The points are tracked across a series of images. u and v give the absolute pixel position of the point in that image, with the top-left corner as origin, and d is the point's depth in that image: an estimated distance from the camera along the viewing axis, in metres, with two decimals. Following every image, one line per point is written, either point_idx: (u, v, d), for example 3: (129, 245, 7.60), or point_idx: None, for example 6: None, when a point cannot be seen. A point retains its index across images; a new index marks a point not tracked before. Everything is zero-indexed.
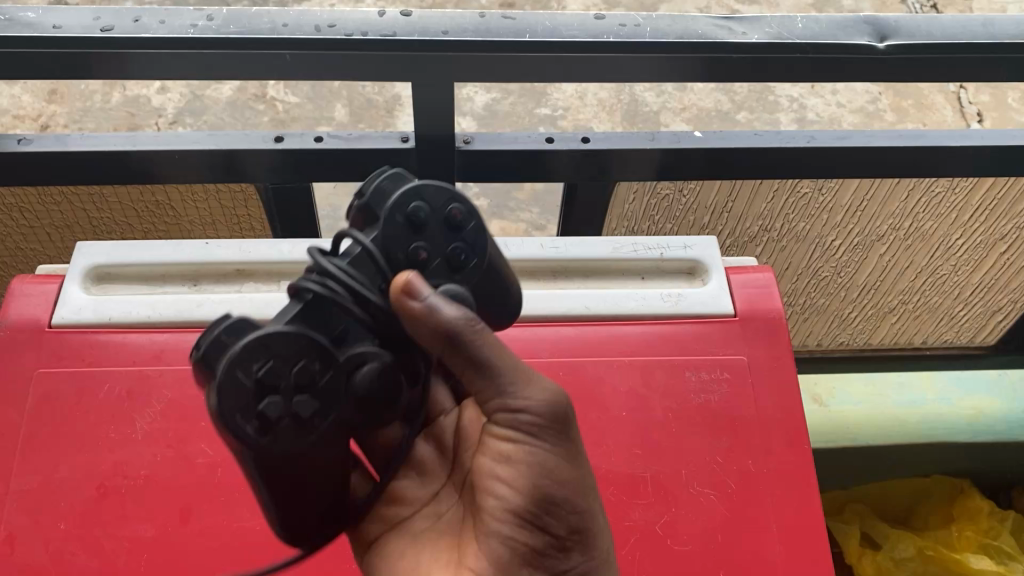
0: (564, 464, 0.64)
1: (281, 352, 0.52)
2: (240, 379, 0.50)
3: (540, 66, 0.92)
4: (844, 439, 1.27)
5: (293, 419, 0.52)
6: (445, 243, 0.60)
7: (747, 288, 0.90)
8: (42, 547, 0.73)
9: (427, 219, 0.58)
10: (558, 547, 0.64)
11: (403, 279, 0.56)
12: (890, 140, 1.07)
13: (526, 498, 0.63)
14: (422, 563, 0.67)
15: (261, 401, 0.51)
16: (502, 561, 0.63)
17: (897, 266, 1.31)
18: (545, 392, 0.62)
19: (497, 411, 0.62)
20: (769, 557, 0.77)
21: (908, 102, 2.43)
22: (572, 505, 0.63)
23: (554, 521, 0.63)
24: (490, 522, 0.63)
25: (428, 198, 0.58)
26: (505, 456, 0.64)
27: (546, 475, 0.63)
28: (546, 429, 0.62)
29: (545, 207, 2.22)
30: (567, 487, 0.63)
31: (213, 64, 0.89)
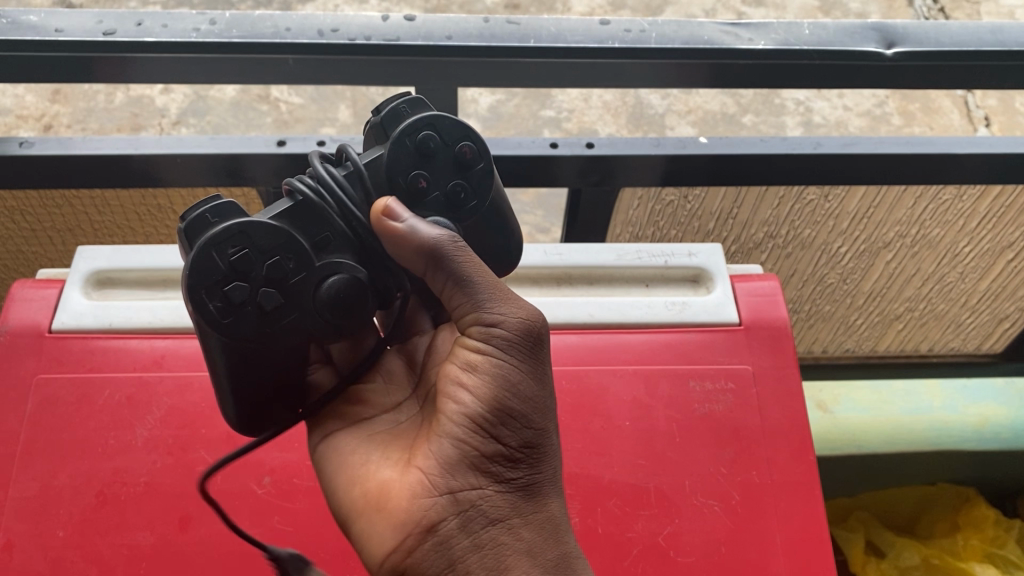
0: (529, 381, 0.61)
1: (257, 243, 0.56)
2: (212, 257, 0.55)
3: (545, 71, 0.91)
4: (850, 447, 1.24)
5: (256, 309, 0.56)
6: (447, 178, 0.62)
7: (752, 296, 0.90)
8: (41, 554, 0.73)
9: (436, 150, 0.61)
10: (509, 459, 0.60)
11: (382, 205, 0.58)
12: (898, 147, 1.06)
13: (484, 403, 0.59)
14: (372, 462, 0.63)
15: (226, 285, 0.55)
16: (449, 463, 0.59)
17: (903, 274, 1.30)
18: (522, 308, 0.61)
19: (469, 323, 0.61)
20: (775, 569, 0.76)
21: (916, 106, 2.42)
22: (528, 421, 0.60)
23: (508, 430, 0.60)
24: (444, 423, 0.60)
25: (441, 131, 0.61)
26: (469, 364, 0.61)
27: (509, 383, 0.60)
28: (517, 345, 0.60)
29: (549, 210, 2.21)
30: (528, 404, 0.60)
31: (216, 67, 0.88)
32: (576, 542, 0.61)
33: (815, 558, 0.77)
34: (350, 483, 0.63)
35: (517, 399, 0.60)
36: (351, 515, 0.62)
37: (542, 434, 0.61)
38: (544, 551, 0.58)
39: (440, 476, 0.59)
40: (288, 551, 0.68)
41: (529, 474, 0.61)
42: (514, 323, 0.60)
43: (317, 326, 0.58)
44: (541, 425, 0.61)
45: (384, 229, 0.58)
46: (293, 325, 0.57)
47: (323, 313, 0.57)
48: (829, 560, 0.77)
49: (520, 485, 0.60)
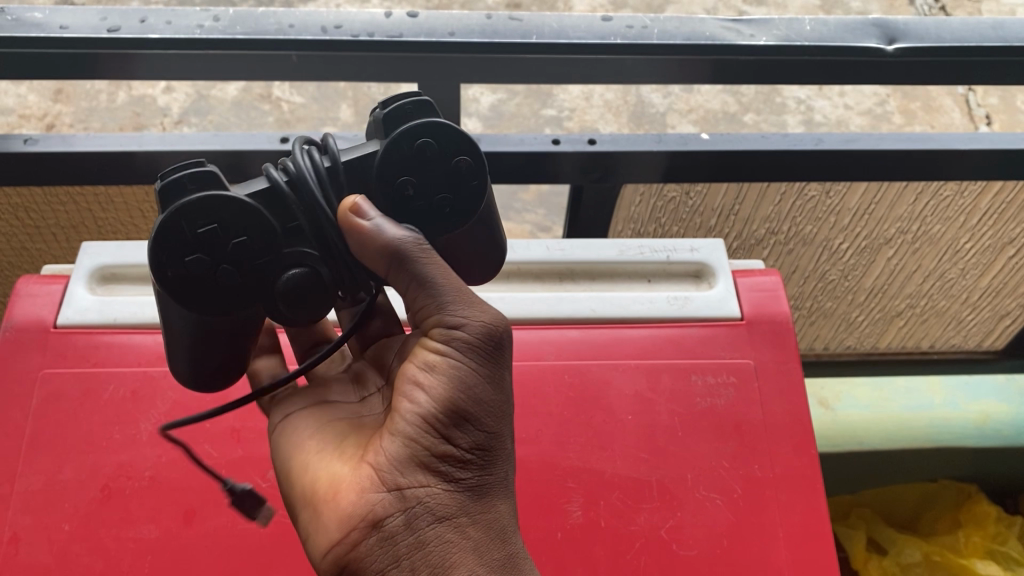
0: (486, 385, 0.60)
1: (227, 221, 0.54)
2: (180, 226, 0.53)
3: (548, 68, 0.92)
4: (852, 444, 1.25)
5: (214, 284, 0.55)
6: (436, 186, 0.59)
7: (753, 291, 0.90)
8: (47, 548, 0.73)
9: (432, 159, 0.58)
10: (461, 460, 0.58)
11: (350, 201, 0.56)
12: (899, 144, 1.06)
13: (438, 403, 0.58)
14: (326, 454, 0.62)
15: (190, 257, 0.54)
16: (399, 459, 0.57)
17: (905, 270, 1.30)
18: (485, 314, 0.60)
19: (432, 326, 0.60)
20: (776, 561, 0.76)
21: (917, 105, 2.43)
22: (481, 424, 0.59)
23: (460, 432, 0.58)
24: (395, 420, 0.59)
25: (439, 142, 0.57)
26: (424, 364, 0.60)
27: (460, 384, 0.59)
28: (474, 349, 0.59)
29: (551, 208, 2.22)
30: (482, 408, 0.59)
31: (219, 64, 0.89)
32: (524, 544, 0.59)
33: (816, 551, 0.77)
34: (302, 474, 0.62)
35: (471, 402, 0.59)
36: (300, 506, 0.61)
37: (494, 438, 0.60)
38: (490, 554, 0.57)
39: (388, 472, 0.57)
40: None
41: (480, 473, 0.59)
42: (472, 329, 0.59)
43: (272, 309, 0.57)
44: (494, 429, 0.60)
45: (347, 228, 0.55)
46: (247, 304, 0.57)
47: (280, 301, 0.56)
48: (830, 553, 0.77)
49: (469, 486, 0.58)
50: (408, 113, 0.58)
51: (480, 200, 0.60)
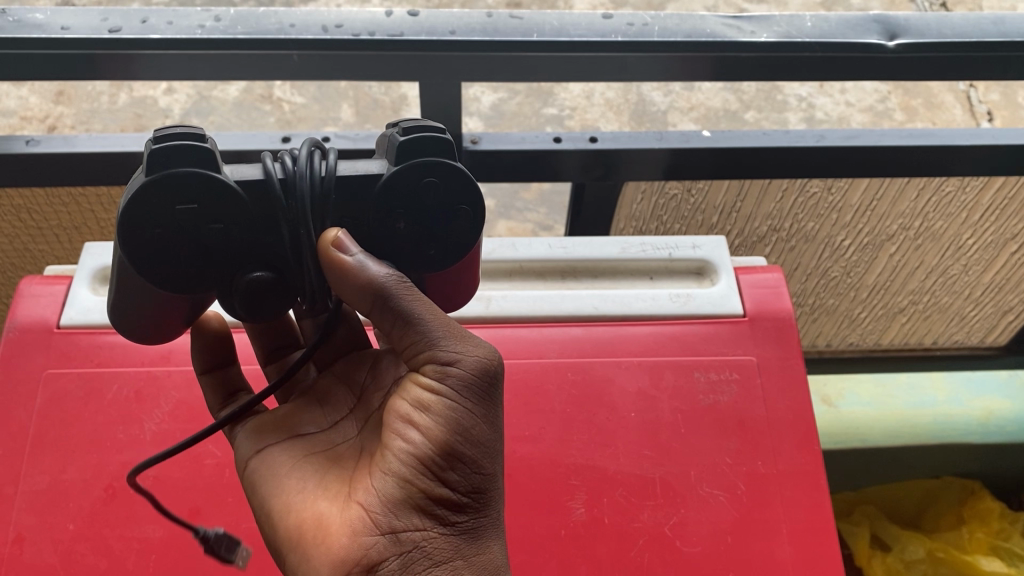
0: (482, 428, 0.60)
1: (207, 204, 0.53)
2: (159, 196, 0.52)
3: (549, 66, 0.92)
4: (853, 440, 1.29)
5: (177, 257, 0.55)
6: (428, 228, 0.58)
7: (756, 288, 0.90)
8: (51, 548, 0.73)
9: (432, 197, 0.56)
10: (456, 503, 0.60)
11: (333, 235, 0.55)
12: (900, 140, 1.06)
13: (433, 446, 0.59)
14: (306, 488, 0.64)
15: (160, 229, 0.53)
16: (395, 502, 0.59)
17: (907, 266, 1.30)
18: (478, 349, 0.60)
19: (423, 363, 0.59)
20: (780, 558, 0.76)
21: (918, 101, 2.41)
22: (477, 466, 0.60)
23: (455, 474, 0.60)
24: (390, 460, 0.60)
25: (445, 185, 0.56)
26: (418, 403, 0.60)
27: (456, 428, 0.59)
28: (471, 387, 0.59)
29: (553, 207, 2.22)
30: (477, 449, 0.60)
31: (220, 64, 0.89)
32: None
33: (821, 548, 0.77)
34: (285, 510, 0.63)
35: (466, 444, 0.60)
36: (285, 543, 0.63)
37: (488, 480, 0.61)
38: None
39: (383, 515, 0.59)
40: (215, 531, 0.70)
41: (474, 514, 0.61)
42: (466, 372, 0.59)
43: (227, 300, 0.58)
44: (488, 470, 0.61)
45: (329, 261, 0.55)
46: (202, 287, 0.57)
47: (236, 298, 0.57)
48: (835, 549, 0.77)
49: (463, 529, 0.61)
50: (423, 147, 0.55)
51: (471, 245, 0.60)
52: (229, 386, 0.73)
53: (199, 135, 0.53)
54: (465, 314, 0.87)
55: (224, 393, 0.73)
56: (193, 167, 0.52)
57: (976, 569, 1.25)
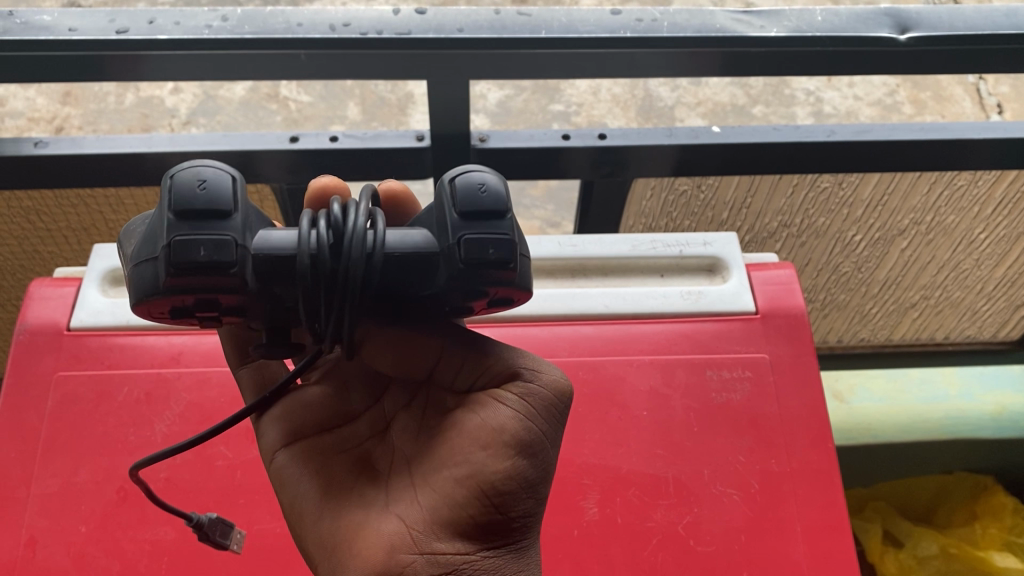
0: (548, 450, 0.60)
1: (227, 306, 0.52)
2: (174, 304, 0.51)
3: (556, 63, 0.91)
4: (866, 436, 1.29)
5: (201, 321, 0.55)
6: (471, 305, 0.57)
7: (768, 285, 0.89)
8: (64, 550, 0.73)
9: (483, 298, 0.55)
10: (508, 523, 0.58)
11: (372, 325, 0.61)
12: (911, 134, 1.06)
13: (497, 466, 0.58)
14: (346, 497, 0.63)
15: (180, 312, 0.52)
16: (443, 520, 0.58)
17: (918, 262, 1.29)
18: (555, 376, 0.62)
19: (507, 385, 0.61)
20: (795, 557, 0.75)
21: (927, 95, 2.40)
22: (534, 491, 0.59)
23: (511, 493, 0.58)
24: (449, 474, 0.59)
25: (497, 296, 0.55)
26: (488, 418, 0.60)
27: (526, 447, 0.58)
28: (543, 405, 0.60)
29: (561, 204, 2.21)
30: (540, 471, 0.59)
31: (227, 63, 0.88)
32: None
33: (836, 547, 0.76)
34: (321, 517, 0.63)
35: (532, 468, 0.59)
36: (318, 550, 0.62)
37: (541, 501, 0.60)
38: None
39: (429, 532, 0.58)
40: (208, 517, 0.69)
41: (521, 540, 0.60)
42: (542, 396, 0.61)
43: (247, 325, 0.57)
44: (543, 491, 0.60)
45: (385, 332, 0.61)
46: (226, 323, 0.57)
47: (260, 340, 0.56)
48: (850, 548, 0.76)
49: (511, 550, 0.59)
50: (491, 272, 0.52)
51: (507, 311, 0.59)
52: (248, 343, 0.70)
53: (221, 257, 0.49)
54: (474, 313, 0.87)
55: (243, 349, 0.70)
56: (211, 288, 0.50)
57: (989, 565, 1.25)
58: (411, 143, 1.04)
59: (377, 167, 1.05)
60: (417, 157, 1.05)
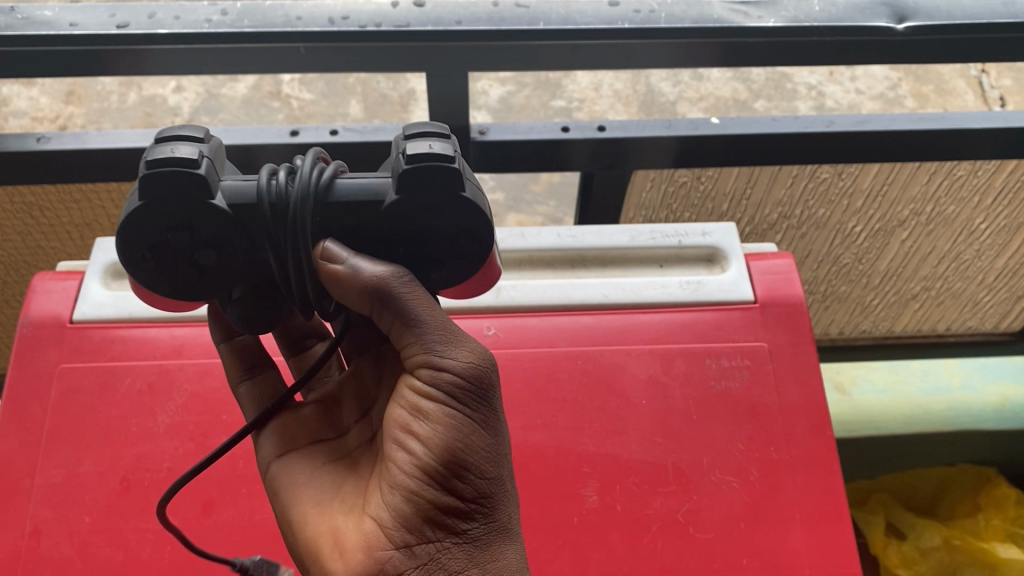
0: (494, 432, 0.62)
1: (200, 232, 0.55)
2: (147, 223, 0.54)
3: (555, 55, 0.91)
4: (867, 428, 1.30)
5: (185, 258, 0.57)
6: (433, 250, 0.59)
7: (767, 275, 0.89)
8: (68, 540, 0.74)
9: (437, 224, 0.57)
10: (470, 508, 0.61)
11: (321, 247, 0.56)
12: (911, 125, 1.06)
13: (436, 456, 0.59)
14: (323, 502, 0.65)
15: (166, 229, 0.55)
16: (405, 516, 0.59)
17: (919, 252, 1.29)
18: (471, 353, 0.60)
19: (418, 367, 0.60)
20: (794, 544, 0.76)
21: (929, 88, 2.39)
22: (482, 472, 0.61)
23: (464, 480, 0.60)
24: (396, 473, 0.60)
25: (448, 215, 0.56)
26: (414, 411, 0.60)
27: (458, 435, 0.60)
28: (466, 393, 0.60)
29: (562, 199, 2.22)
30: (479, 454, 0.60)
31: (228, 58, 0.89)
32: None
33: (834, 533, 0.77)
34: (303, 523, 0.64)
35: (469, 452, 0.60)
36: (306, 555, 0.63)
37: (501, 480, 0.62)
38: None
39: (396, 528, 0.59)
40: (253, 559, 0.70)
41: (480, 519, 0.61)
42: (466, 383, 0.60)
43: (224, 304, 0.60)
44: (500, 470, 0.62)
45: (323, 274, 0.56)
46: (208, 285, 0.59)
47: (234, 299, 0.59)
48: (850, 535, 0.77)
49: (478, 532, 0.61)
50: (433, 181, 0.54)
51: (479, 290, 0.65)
52: (250, 358, 0.71)
53: (189, 170, 0.53)
54: (474, 304, 0.87)
55: (244, 364, 0.71)
56: (195, 193, 0.54)
57: (993, 556, 1.25)
58: None
59: (378, 161, 1.05)
60: None
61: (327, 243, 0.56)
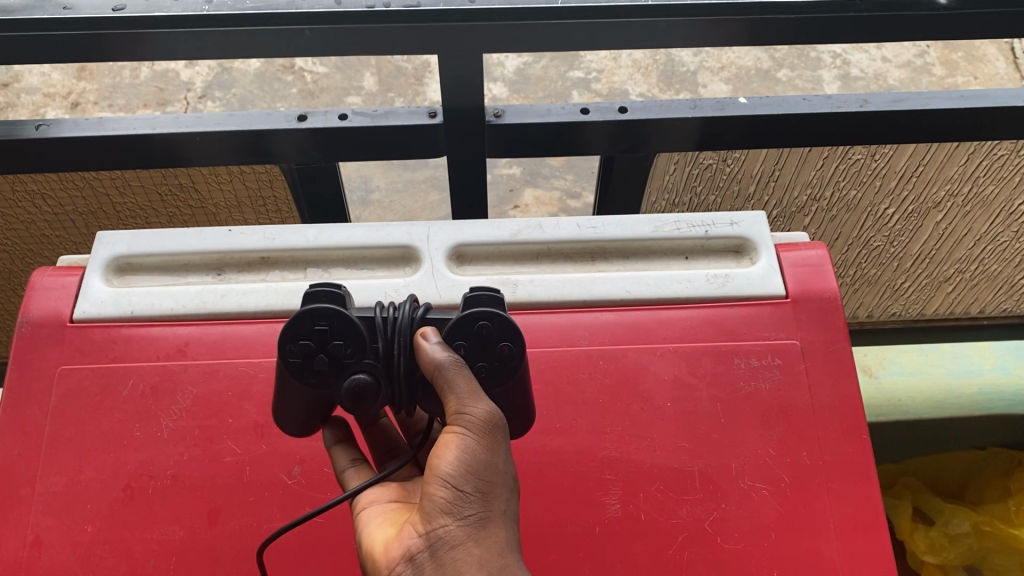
0: (490, 432, 0.57)
1: (341, 333, 0.57)
2: (300, 322, 0.57)
3: (575, 33, 0.86)
4: (897, 412, 1.28)
5: (322, 352, 0.58)
6: (478, 358, 0.59)
7: (797, 267, 0.84)
8: (70, 551, 0.71)
9: (479, 335, 0.59)
10: (463, 501, 0.56)
11: (422, 330, 0.58)
12: (950, 102, 1.00)
13: (439, 464, 0.56)
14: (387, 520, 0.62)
15: (313, 326, 0.57)
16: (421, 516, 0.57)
17: (954, 234, 1.24)
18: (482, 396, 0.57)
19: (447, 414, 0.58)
20: (827, 555, 0.72)
21: (958, 55, 2.31)
22: (479, 476, 0.56)
23: (460, 483, 0.56)
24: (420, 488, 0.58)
25: (492, 327, 0.58)
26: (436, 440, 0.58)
27: (456, 448, 0.56)
28: (463, 416, 0.56)
29: (580, 173, 2.17)
30: (475, 464, 0.56)
31: (230, 43, 0.85)
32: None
33: (869, 542, 0.73)
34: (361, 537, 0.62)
35: (465, 461, 0.56)
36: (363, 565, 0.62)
37: (496, 472, 0.58)
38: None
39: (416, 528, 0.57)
40: None
41: (479, 514, 0.56)
42: (464, 403, 0.56)
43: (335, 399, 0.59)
44: (494, 463, 0.58)
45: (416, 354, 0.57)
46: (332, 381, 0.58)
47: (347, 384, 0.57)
48: (886, 543, 0.73)
49: (473, 522, 0.56)
50: (478, 301, 0.60)
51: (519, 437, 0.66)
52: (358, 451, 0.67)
53: (338, 289, 0.59)
54: None
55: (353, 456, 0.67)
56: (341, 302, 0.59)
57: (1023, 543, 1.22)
58: (423, 120, 1.00)
59: (390, 145, 1.01)
60: (431, 134, 1.01)
61: (429, 331, 0.58)
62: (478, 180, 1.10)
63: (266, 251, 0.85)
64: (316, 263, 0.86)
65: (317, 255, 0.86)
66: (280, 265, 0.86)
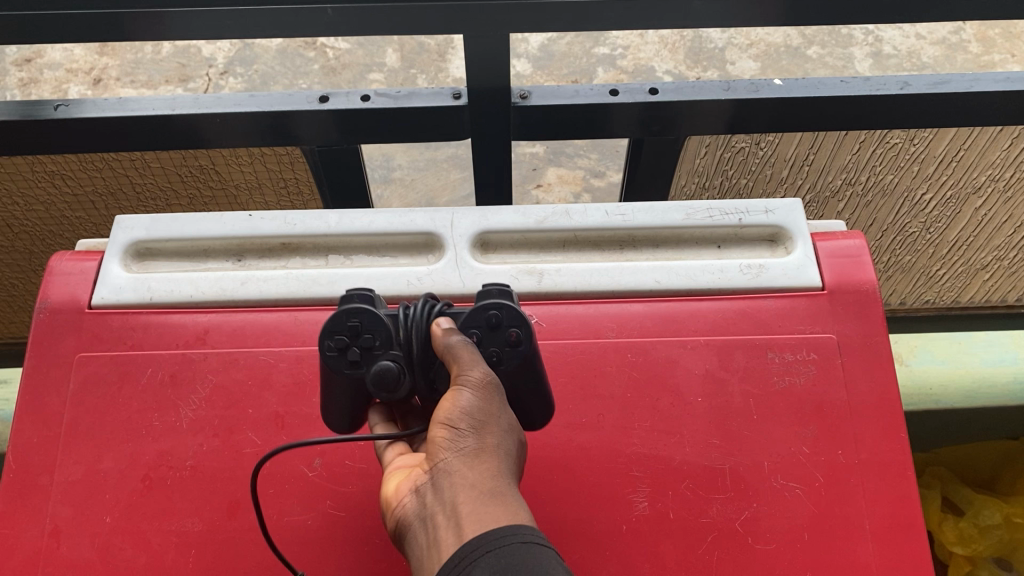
0: (483, 381, 0.56)
1: (372, 328, 0.59)
2: (335, 321, 0.60)
3: (605, 13, 0.83)
4: (928, 401, 1.22)
5: (354, 346, 0.59)
6: (489, 343, 0.59)
7: (834, 258, 0.81)
8: (88, 542, 0.70)
9: (489, 322, 0.59)
10: (457, 435, 0.55)
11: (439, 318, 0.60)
12: (996, 84, 0.96)
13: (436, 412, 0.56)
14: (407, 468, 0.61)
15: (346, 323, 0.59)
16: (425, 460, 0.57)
17: (993, 221, 1.20)
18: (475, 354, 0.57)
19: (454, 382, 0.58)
20: (863, 558, 0.69)
21: (996, 32, 2.24)
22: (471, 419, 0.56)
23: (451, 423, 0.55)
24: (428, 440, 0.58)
25: (503, 314, 0.59)
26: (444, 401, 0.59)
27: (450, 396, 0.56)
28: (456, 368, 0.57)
29: (605, 152, 2.13)
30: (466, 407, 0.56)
31: (250, 24, 0.82)
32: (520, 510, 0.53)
33: (908, 546, 0.70)
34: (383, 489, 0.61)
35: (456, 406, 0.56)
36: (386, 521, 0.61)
37: (492, 409, 0.56)
38: (487, 509, 0.52)
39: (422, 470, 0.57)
40: None
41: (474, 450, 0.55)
42: (460, 362, 0.56)
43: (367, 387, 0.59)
44: (488, 401, 0.56)
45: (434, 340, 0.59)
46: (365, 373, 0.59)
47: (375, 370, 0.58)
48: (924, 547, 0.70)
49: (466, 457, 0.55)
50: (488, 293, 0.62)
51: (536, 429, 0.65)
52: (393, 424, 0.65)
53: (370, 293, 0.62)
54: (516, 290, 0.80)
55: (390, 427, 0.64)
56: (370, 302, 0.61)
57: None
58: (447, 102, 0.97)
59: (413, 127, 0.99)
60: (455, 115, 0.98)
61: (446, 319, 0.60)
62: (502, 162, 1.07)
63: (287, 237, 0.84)
64: (339, 250, 0.85)
65: (338, 241, 0.84)
66: (302, 251, 0.85)
